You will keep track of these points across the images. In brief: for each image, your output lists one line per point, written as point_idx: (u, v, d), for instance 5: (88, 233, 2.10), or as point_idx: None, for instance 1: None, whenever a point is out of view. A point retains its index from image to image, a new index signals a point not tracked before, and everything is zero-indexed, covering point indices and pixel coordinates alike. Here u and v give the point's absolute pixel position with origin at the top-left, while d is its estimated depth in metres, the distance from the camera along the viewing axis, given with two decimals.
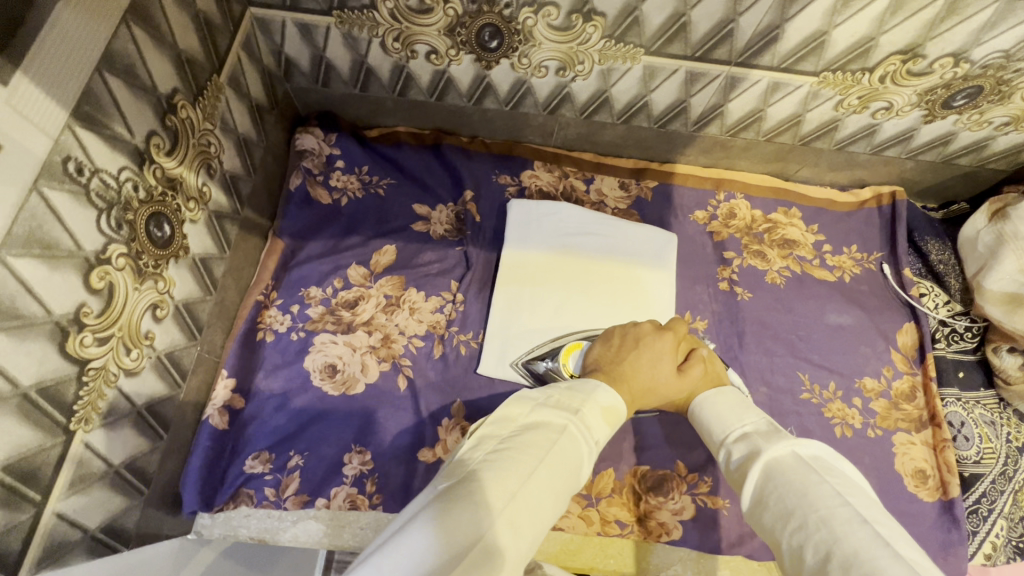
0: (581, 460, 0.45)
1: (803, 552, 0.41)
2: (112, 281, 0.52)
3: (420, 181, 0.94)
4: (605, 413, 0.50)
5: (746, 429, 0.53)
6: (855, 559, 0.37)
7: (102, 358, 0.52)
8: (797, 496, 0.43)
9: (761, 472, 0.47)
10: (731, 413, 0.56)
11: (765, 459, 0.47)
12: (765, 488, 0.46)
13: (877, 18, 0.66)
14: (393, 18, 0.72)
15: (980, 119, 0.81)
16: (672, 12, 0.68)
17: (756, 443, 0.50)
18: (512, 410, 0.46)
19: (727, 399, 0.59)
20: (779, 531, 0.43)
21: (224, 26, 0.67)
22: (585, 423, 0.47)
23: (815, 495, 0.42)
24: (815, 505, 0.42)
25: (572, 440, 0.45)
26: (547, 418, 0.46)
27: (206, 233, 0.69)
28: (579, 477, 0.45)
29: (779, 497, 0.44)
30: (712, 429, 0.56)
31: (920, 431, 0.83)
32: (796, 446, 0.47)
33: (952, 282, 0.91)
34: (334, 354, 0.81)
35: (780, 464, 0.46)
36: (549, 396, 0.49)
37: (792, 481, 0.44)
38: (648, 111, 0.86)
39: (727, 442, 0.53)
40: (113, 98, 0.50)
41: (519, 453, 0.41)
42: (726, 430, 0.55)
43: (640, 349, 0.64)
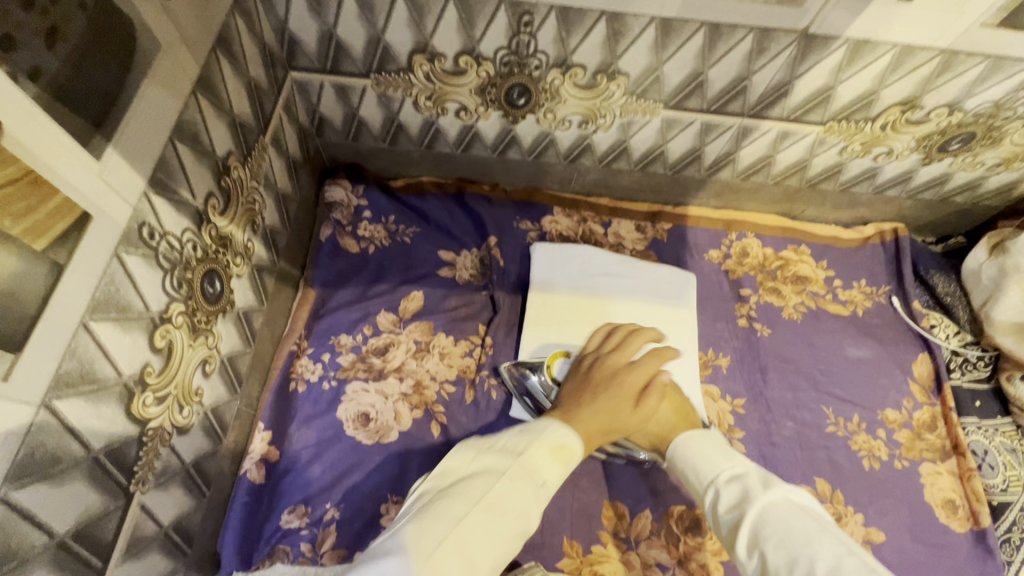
0: (525, 497, 0.47)
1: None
2: (171, 340, 0.53)
3: (445, 228, 0.97)
4: (555, 451, 0.51)
5: (736, 470, 0.55)
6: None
7: (160, 417, 0.52)
8: (802, 541, 0.46)
9: (759, 516, 0.50)
10: (716, 452, 0.58)
11: (764, 504, 0.50)
12: (767, 531, 0.48)
13: (879, 74, 0.71)
14: (428, 79, 0.76)
15: (974, 161, 0.87)
16: (691, 71, 0.72)
17: (750, 486, 0.53)
18: (444, 462, 0.50)
19: (705, 440, 0.61)
20: (785, 575, 0.45)
21: (269, 90, 0.71)
22: (528, 461, 0.49)
23: (820, 545, 0.45)
24: (826, 555, 0.44)
25: (507, 483, 0.47)
26: (480, 467, 0.49)
27: (249, 287, 0.70)
28: (522, 517, 0.46)
29: (783, 543, 0.46)
30: (697, 467, 0.58)
31: (945, 461, 0.85)
32: (791, 495, 0.51)
33: (960, 313, 0.94)
34: (367, 403, 0.81)
35: (779, 509, 0.49)
36: (497, 441, 0.52)
37: (795, 527, 0.47)
38: (664, 159, 0.90)
39: (717, 479, 0.56)
40: (181, 165, 0.52)
41: (451, 500, 0.45)
42: (715, 468, 0.57)
43: (603, 386, 0.63)
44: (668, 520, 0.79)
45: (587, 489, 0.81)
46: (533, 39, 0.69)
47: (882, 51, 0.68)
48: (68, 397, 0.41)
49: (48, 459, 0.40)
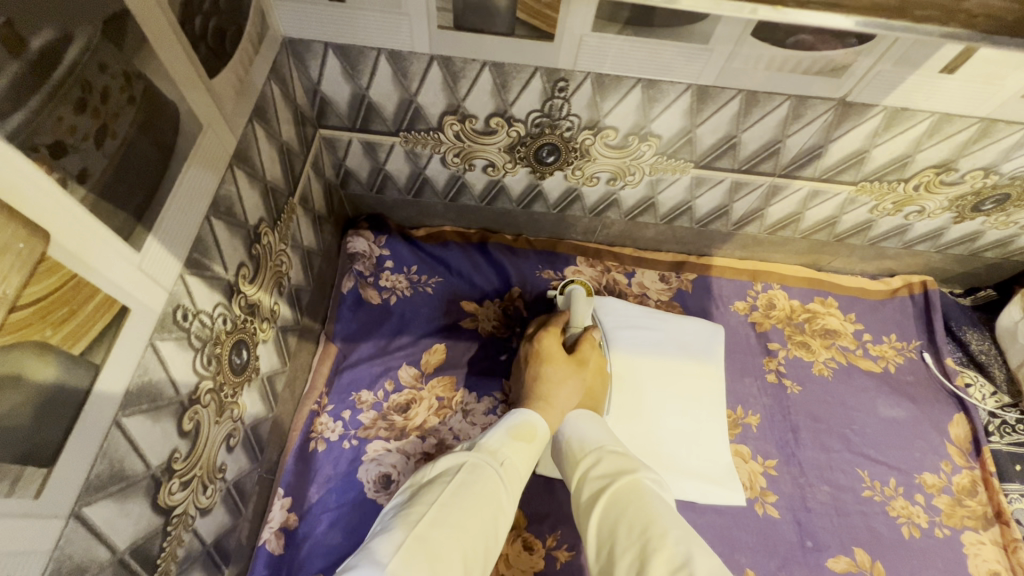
0: (492, 487, 0.51)
1: (652, 559, 0.46)
2: (199, 420, 0.51)
3: (467, 277, 0.96)
4: (512, 434, 0.58)
5: (618, 448, 0.60)
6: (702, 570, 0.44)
7: (184, 502, 0.50)
8: (660, 511, 0.50)
9: (628, 488, 0.54)
10: (603, 433, 0.63)
11: (632, 477, 0.54)
12: (629, 500, 0.52)
13: (915, 139, 0.70)
14: (457, 138, 0.76)
15: (1006, 220, 0.86)
16: (724, 134, 0.72)
17: (627, 463, 0.57)
18: (423, 466, 0.53)
19: (600, 422, 0.66)
20: (635, 538, 0.49)
21: (300, 150, 0.71)
22: (492, 446, 0.56)
23: (671, 518, 0.50)
24: (674, 525, 0.49)
25: (475, 467, 0.52)
26: (447, 465, 0.52)
27: (273, 350, 0.68)
28: (495, 507, 0.50)
29: (643, 513, 0.50)
30: (584, 440, 0.62)
31: (989, 529, 0.81)
32: (659, 481, 0.56)
33: (997, 372, 0.93)
34: (388, 463, 0.79)
35: (646, 486, 0.53)
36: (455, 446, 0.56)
37: (656, 502, 0.51)
38: (691, 214, 0.89)
39: (600, 450, 0.59)
40: (216, 241, 0.51)
41: (418, 501, 0.48)
42: (601, 441, 0.61)
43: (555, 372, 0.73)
44: None
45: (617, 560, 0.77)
46: (566, 103, 0.69)
47: (919, 118, 0.67)
48: (97, 501, 0.39)
49: (74, 570, 0.38)
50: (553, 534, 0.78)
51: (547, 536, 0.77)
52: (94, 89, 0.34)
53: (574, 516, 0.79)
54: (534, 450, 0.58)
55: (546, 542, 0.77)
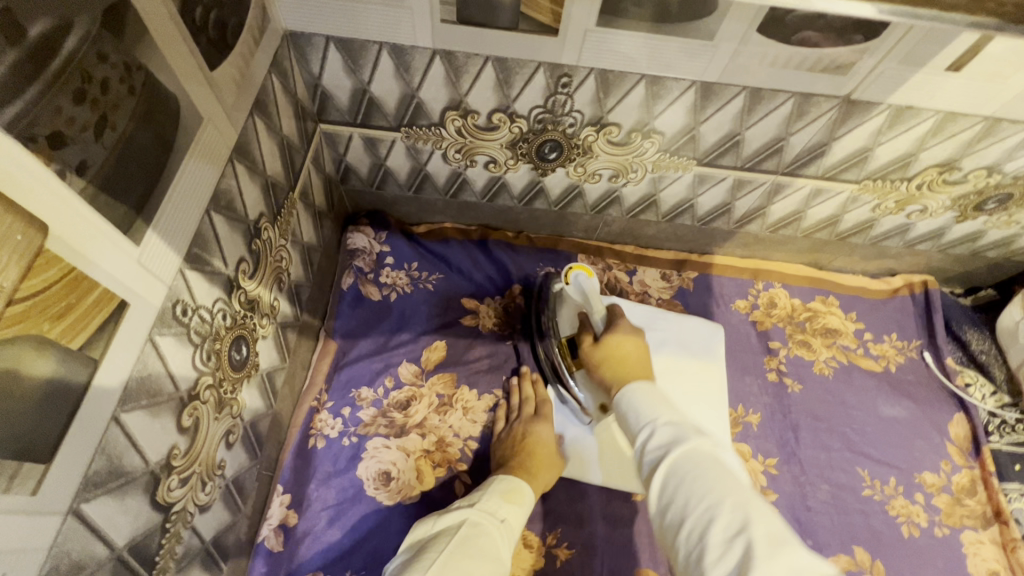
0: (491, 538, 0.57)
1: (712, 530, 0.44)
2: (198, 416, 0.51)
3: (468, 275, 0.95)
4: (505, 495, 0.63)
5: (673, 417, 0.55)
6: (764, 541, 0.42)
7: (183, 499, 0.50)
8: (716, 481, 0.47)
9: (683, 456, 0.50)
10: (658, 402, 0.58)
11: (687, 447, 0.51)
12: (684, 469, 0.49)
13: (919, 138, 0.70)
14: (459, 134, 0.75)
15: (1008, 219, 0.86)
16: (727, 132, 0.71)
17: (682, 431, 0.53)
18: (426, 526, 0.59)
19: (652, 390, 0.60)
20: (690, 510, 0.47)
21: (300, 145, 0.70)
22: (489, 506, 0.61)
23: (728, 482, 0.47)
24: (734, 492, 0.46)
25: (473, 524, 0.58)
26: (451, 522, 0.58)
27: (273, 346, 0.68)
28: (496, 556, 0.55)
29: (697, 483, 0.47)
30: (637, 411, 0.58)
31: (988, 529, 0.81)
32: (717, 445, 0.52)
33: (996, 372, 0.93)
34: (388, 461, 0.78)
35: (703, 453, 0.50)
36: (452, 506, 0.62)
37: (714, 471, 0.48)
38: (692, 212, 0.89)
39: (654, 422, 0.55)
40: (216, 236, 0.51)
41: (424, 555, 0.53)
42: (653, 412, 0.56)
43: (528, 429, 0.79)
44: None
45: (616, 557, 0.77)
46: (570, 99, 0.68)
47: (923, 117, 0.67)
48: (96, 498, 0.39)
49: (73, 567, 0.37)
50: (553, 532, 0.78)
51: (547, 534, 0.77)
52: (93, 79, 0.33)
53: (574, 514, 0.79)
54: (524, 513, 0.63)
55: (546, 540, 0.77)
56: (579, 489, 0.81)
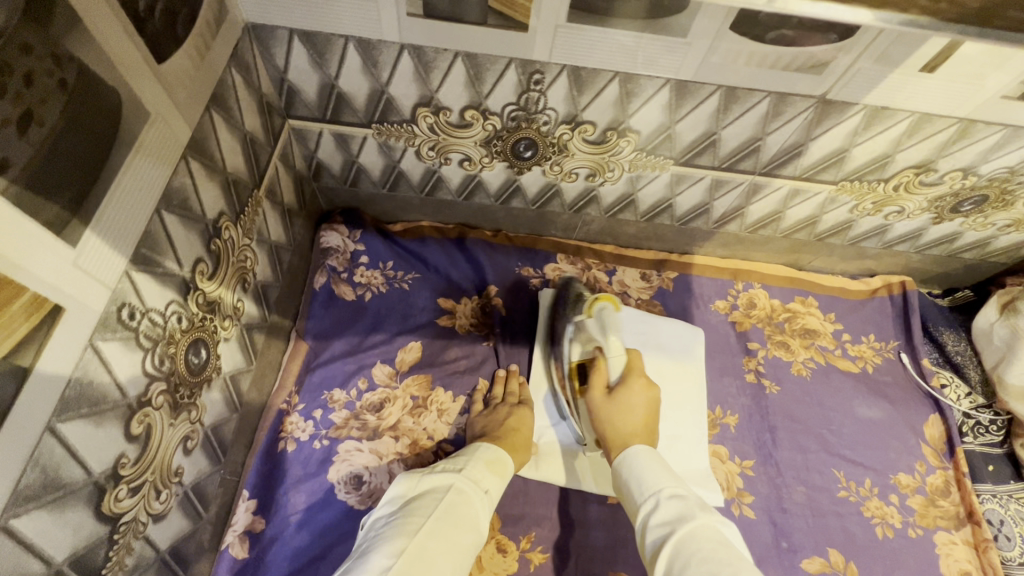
0: (469, 507, 0.60)
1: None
2: (150, 423, 0.49)
3: (445, 274, 0.94)
4: (490, 465, 0.67)
5: (678, 491, 0.60)
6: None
7: (134, 509, 0.48)
8: (723, 557, 0.50)
9: (688, 530, 0.54)
10: (665, 472, 0.63)
11: (692, 522, 0.55)
12: (690, 545, 0.53)
13: (895, 139, 0.70)
14: (432, 131, 0.74)
15: (984, 221, 0.86)
16: (703, 131, 0.70)
17: (687, 509, 0.57)
18: (409, 483, 0.61)
19: (657, 458, 0.65)
20: None
21: (266, 141, 0.68)
22: (473, 477, 0.64)
23: (734, 558, 0.51)
24: (738, 570, 0.49)
25: (459, 493, 0.61)
26: (437, 484, 0.61)
27: (237, 348, 0.66)
28: (471, 523, 0.59)
29: (705, 556, 0.51)
30: (642, 483, 0.62)
31: (961, 530, 0.82)
32: (720, 523, 0.56)
33: (972, 374, 0.93)
34: (360, 464, 0.77)
35: (707, 529, 0.54)
36: (438, 465, 0.65)
37: (719, 546, 0.52)
38: (671, 212, 0.88)
39: (659, 495, 0.60)
40: (168, 236, 0.49)
41: (409, 520, 0.56)
42: (659, 484, 0.61)
43: (512, 411, 0.80)
44: None
45: (589, 560, 0.76)
46: (543, 96, 0.67)
47: (900, 118, 0.66)
48: (28, 512, 0.37)
49: None
50: (527, 535, 0.77)
51: (521, 538, 0.76)
52: (15, 71, 0.32)
53: (549, 517, 0.78)
54: (504, 484, 0.67)
55: (520, 544, 0.76)
56: (555, 492, 0.80)
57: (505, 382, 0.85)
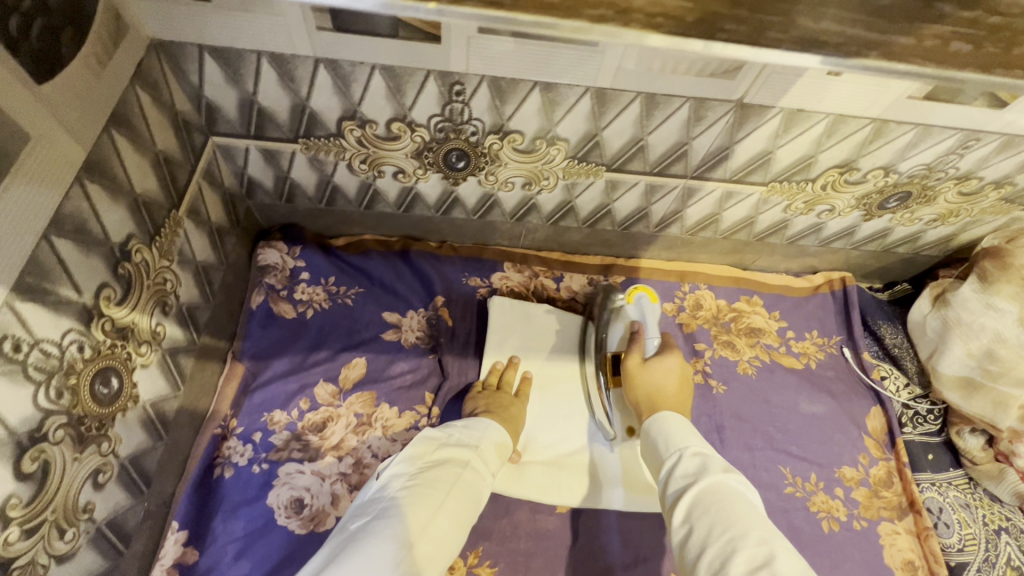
0: (479, 486, 0.60)
1: (733, 556, 0.46)
2: (47, 459, 0.47)
3: (390, 288, 0.92)
4: (497, 448, 0.66)
5: (705, 451, 0.58)
6: (783, 572, 0.44)
7: (30, 551, 0.46)
8: (742, 512, 0.49)
9: (710, 486, 0.53)
10: (691, 436, 0.61)
11: (711, 479, 0.53)
12: (712, 498, 0.52)
13: (815, 140, 0.71)
14: (361, 144, 0.73)
15: (912, 217, 0.88)
16: (630, 137, 0.71)
17: (710, 464, 0.56)
18: (421, 450, 0.59)
19: (685, 422, 0.63)
20: (713, 536, 0.49)
21: (184, 160, 0.66)
22: (483, 457, 0.63)
23: (755, 518, 0.49)
24: (756, 526, 0.48)
25: (473, 471, 0.60)
26: (453, 456, 0.60)
27: (159, 374, 0.64)
28: (475, 501, 0.58)
29: (725, 508, 0.50)
30: (668, 440, 0.61)
31: (903, 519, 0.83)
32: (744, 482, 0.54)
33: (908, 365, 0.95)
34: (301, 487, 0.75)
35: (731, 488, 0.52)
36: (454, 436, 0.63)
37: (738, 503, 0.51)
38: (612, 217, 0.89)
39: (683, 451, 0.58)
40: (62, 262, 0.47)
41: (428, 490, 0.55)
42: (685, 443, 0.59)
43: (512, 402, 0.80)
44: None
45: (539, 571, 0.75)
46: (466, 107, 0.67)
47: (815, 120, 0.68)
48: None
49: None
50: (474, 550, 0.75)
51: (468, 553, 0.75)
52: None
53: (497, 530, 0.77)
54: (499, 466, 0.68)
55: (467, 560, 0.75)
56: (502, 505, 0.79)
57: (505, 367, 0.86)
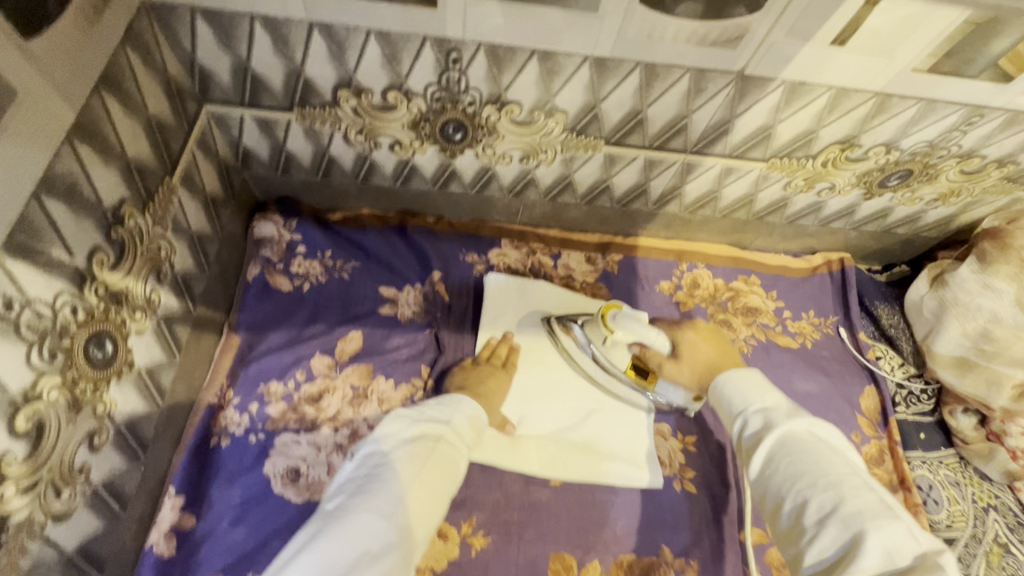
0: (456, 459, 0.59)
1: (804, 508, 0.47)
2: (42, 418, 0.47)
3: (387, 263, 0.92)
4: (472, 421, 0.66)
5: (767, 405, 0.58)
6: (854, 516, 0.44)
7: (27, 509, 0.47)
8: (809, 462, 0.50)
9: (777, 439, 0.53)
10: (755, 389, 0.60)
11: (780, 430, 0.54)
12: (780, 453, 0.52)
13: (817, 115, 0.70)
14: (357, 114, 0.72)
15: (912, 196, 0.87)
16: (629, 109, 0.70)
17: (774, 416, 0.56)
18: (393, 429, 0.58)
19: (749, 376, 0.62)
20: (787, 487, 0.50)
21: (178, 127, 0.66)
22: (457, 431, 0.62)
23: (826, 460, 0.49)
24: (828, 471, 0.48)
25: (448, 445, 0.59)
26: (426, 432, 0.59)
27: (154, 341, 0.64)
28: (453, 474, 0.58)
29: (793, 459, 0.51)
30: (732, 400, 0.61)
31: (893, 496, 0.84)
32: (813, 426, 0.54)
33: (904, 345, 0.96)
34: (298, 457, 0.75)
35: (798, 438, 0.53)
36: (427, 412, 0.62)
37: (807, 452, 0.51)
38: (610, 193, 0.88)
39: (747, 410, 0.58)
40: (53, 223, 0.47)
41: (403, 466, 0.54)
42: (747, 402, 0.59)
43: (493, 372, 0.82)
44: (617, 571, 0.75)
45: (532, 542, 0.76)
46: (463, 76, 0.66)
47: (818, 93, 0.67)
48: None
49: None
50: (468, 520, 0.76)
51: (462, 523, 0.76)
52: None
53: (490, 502, 0.78)
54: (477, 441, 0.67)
55: (461, 529, 0.75)
56: (497, 477, 0.80)
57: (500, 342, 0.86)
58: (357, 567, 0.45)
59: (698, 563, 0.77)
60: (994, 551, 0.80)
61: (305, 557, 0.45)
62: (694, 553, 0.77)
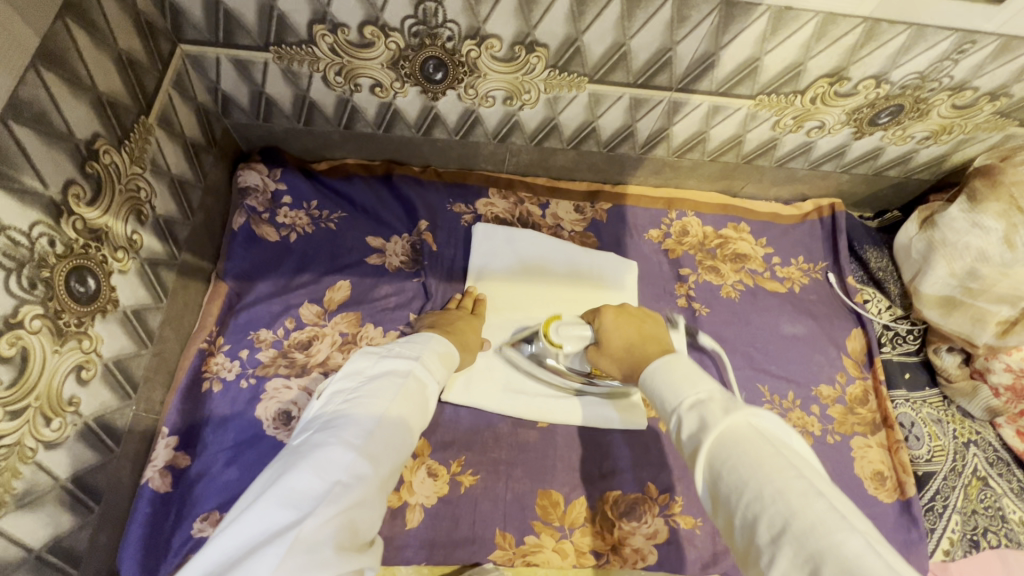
0: (424, 392, 0.61)
1: (756, 526, 0.38)
2: (26, 345, 0.48)
3: (374, 213, 0.91)
4: (441, 357, 0.67)
5: (700, 396, 0.48)
6: (809, 537, 0.35)
7: (16, 433, 0.48)
8: (751, 467, 0.40)
9: (715, 442, 0.44)
10: (685, 378, 0.51)
11: (717, 430, 0.44)
12: (718, 459, 0.43)
13: (804, 44, 0.69)
14: (334, 52, 0.71)
15: (903, 134, 0.86)
16: (612, 42, 0.68)
17: (707, 412, 0.46)
18: (356, 371, 0.59)
19: (678, 365, 0.53)
20: (734, 502, 0.41)
21: (151, 66, 0.65)
22: (426, 366, 0.63)
23: (772, 461, 0.40)
24: (771, 477, 0.39)
25: (417, 381, 0.60)
26: (396, 367, 0.60)
27: (138, 283, 0.65)
28: (421, 409, 0.59)
29: (735, 468, 0.41)
30: (664, 394, 0.51)
31: (876, 434, 0.85)
32: (751, 416, 0.44)
33: (891, 288, 0.95)
34: (288, 401, 0.76)
35: (737, 433, 0.43)
36: (392, 351, 0.63)
37: (746, 455, 0.41)
38: (596, 137, 0.87)
39: (679, 407, 0.48)
40: (23, 151, 0.47)
41: (372, 400, 0.55)
42: (679, 396, 0.49)
43: (465, 317, 0.81)
44: (603, 506, 0.76)
45: (520, 479, 0.77)
46: (440, 7, 0.64)
47: (804, 20, 0.65)
48: None
49: None
50: (457, 459, 0.77)
51: (451, 462, 0.77)
52: None
53: (479, 442, 0.79)
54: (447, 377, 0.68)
55: (450, 468, 0.77)
56: (485, 419, 0.81)
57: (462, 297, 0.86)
58: (326, 497, 0.45)
59: (683, 500, 0.78)
60: (972, 484, 0.82)
61: (272, 496, 0.45)
62: (679, 489, 0.79)
